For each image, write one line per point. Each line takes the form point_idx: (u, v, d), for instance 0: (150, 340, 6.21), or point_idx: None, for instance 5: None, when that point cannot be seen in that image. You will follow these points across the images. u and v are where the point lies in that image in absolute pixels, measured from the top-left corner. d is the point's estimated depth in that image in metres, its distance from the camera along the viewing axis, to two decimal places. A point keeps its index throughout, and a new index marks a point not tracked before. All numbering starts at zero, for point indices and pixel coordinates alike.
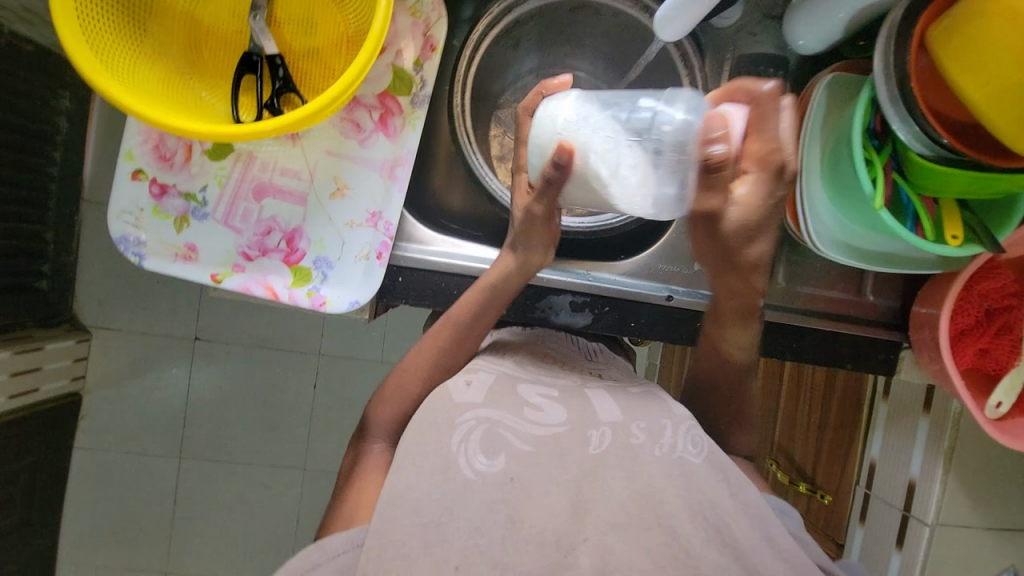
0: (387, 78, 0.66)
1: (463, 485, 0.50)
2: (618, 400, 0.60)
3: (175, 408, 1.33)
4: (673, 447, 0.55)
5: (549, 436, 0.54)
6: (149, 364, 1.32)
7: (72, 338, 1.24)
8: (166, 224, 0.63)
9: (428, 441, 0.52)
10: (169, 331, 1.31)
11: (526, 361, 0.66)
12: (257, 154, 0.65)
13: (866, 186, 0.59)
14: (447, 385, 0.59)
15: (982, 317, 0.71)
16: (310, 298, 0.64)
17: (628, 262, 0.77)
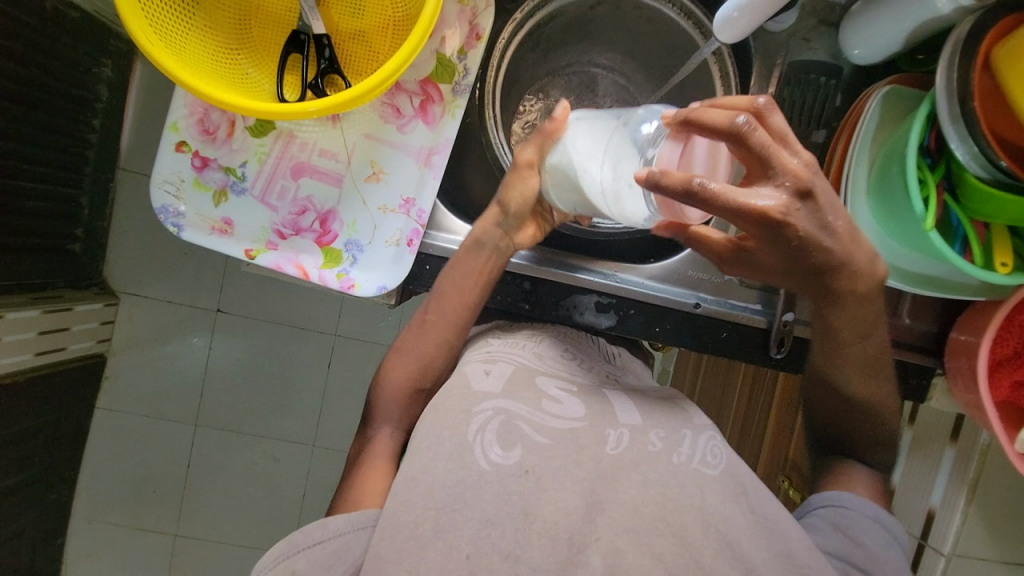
0: (430, 65, 0.65)
1: (478, 475, 0.49)
2: (639, 406, 0.60)
3: (193, 376, 1.37)
4: (691, 457, 0.54)
5: (568, 430, 0.54)
6: (172, 331, 1.35)
7: (101, 301, 1.27)
8: (205, 196, 0.64)
9: (445, 427, 0.53)
10: (193, 301, 1.34)
11: (547, 355, 0.66)
12: (297, 134, 0.65)
13: (917, 205, 0.57)
14: (467, 372, 0.60)
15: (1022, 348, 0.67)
16: (339, 280, 0.65)
17: (657, 266, 0.76)
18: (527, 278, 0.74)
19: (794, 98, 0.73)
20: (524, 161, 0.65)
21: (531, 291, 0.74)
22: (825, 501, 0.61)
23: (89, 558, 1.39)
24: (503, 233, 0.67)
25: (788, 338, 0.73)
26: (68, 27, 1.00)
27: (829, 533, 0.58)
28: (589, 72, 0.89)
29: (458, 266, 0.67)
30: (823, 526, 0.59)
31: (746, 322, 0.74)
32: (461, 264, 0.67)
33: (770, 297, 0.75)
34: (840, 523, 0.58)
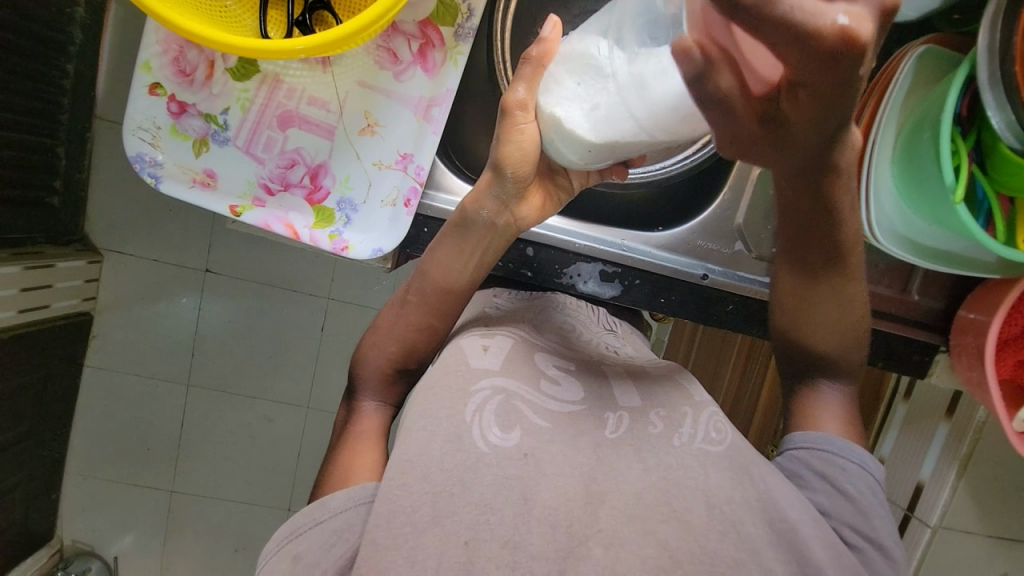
0: (430, 4, 0.58)
1: (476, 456, 0.47)
2: (638, 385, 0.57)
3: (183, 337, 1.34)
4: (693, 437, 0.52)
5: (565, 412, 0.52)
6: (159, 291, 1.31)
7: (85, 259, 1.22)
8: (184, 146, 0.59)
9: (440, 406, 0.50)
10: (179, 262, 1.29)
11: (545, 330, 0.64)
12: (284, 78, 0.60)
13: (948, 177, 0.54)
14: (463, 346, 0.57)
15: None
16: (331, 241, 0.61)
17: (666, 234, 0.72)
18: (529, 244, 0.70)
19: None
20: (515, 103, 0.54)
21: (533, 257, 0.70)
22: (806, 442, 0.59)
23: (86, 512, 1.40)
24: (501, 202, 0.59)
25: None
26: None
27: (818, 486, 0.55)
28: None
29: (447, 245, 0.62)
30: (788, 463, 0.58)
31: (754, 294, 0.72)
32: (447, 243, 0.62)
33: None
34: (825, 470, 0.56)
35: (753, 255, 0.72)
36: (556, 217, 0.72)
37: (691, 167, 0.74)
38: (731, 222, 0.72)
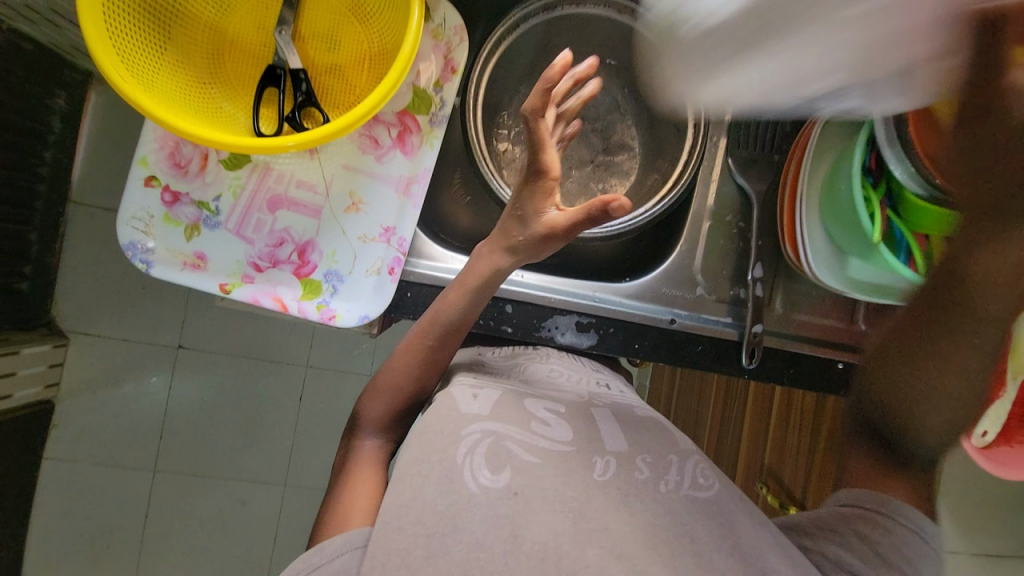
0: (407, 97, 0.66)
1: (466, 497, 0.49)
2: (626, 429, 0.60)
3: (153, 418, 1.29)
4: (680, 484, 0.55)
5: (557, 452, 0.54)
6: (130, 370, 1.28)
7: (50, 343, 1.19)
8: (177, 231, 0.63)
9: (432, 451, 0.52)
10: (152, 339, 1.28)
11: (533, 380, 0.67)
12: (274, 166, 0.64)
13: (866, 222, 0.62)
14: (453, 394, 0.58)
15: None
16: (319, 311, 0.64)
17: (634, 284, 0.78)
18: (508, 302, 0.74)
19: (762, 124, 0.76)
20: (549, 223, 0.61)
21: (512, 314, 0.74)
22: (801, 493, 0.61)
23: None
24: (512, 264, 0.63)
25: (757, 348, 0.76)
26: (20, 60, 0.95)
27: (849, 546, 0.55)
28: None
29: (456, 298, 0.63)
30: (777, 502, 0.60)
31: (719, 335, 0.78)
32: (456, 296, 0.64)
33: (739, 310, 0.79)
34: (864, 530, 0.56)
35: (716, 298, 0.79)
36: (532, 275, 0.77)
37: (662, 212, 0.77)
38: (689, 269, 0.79)
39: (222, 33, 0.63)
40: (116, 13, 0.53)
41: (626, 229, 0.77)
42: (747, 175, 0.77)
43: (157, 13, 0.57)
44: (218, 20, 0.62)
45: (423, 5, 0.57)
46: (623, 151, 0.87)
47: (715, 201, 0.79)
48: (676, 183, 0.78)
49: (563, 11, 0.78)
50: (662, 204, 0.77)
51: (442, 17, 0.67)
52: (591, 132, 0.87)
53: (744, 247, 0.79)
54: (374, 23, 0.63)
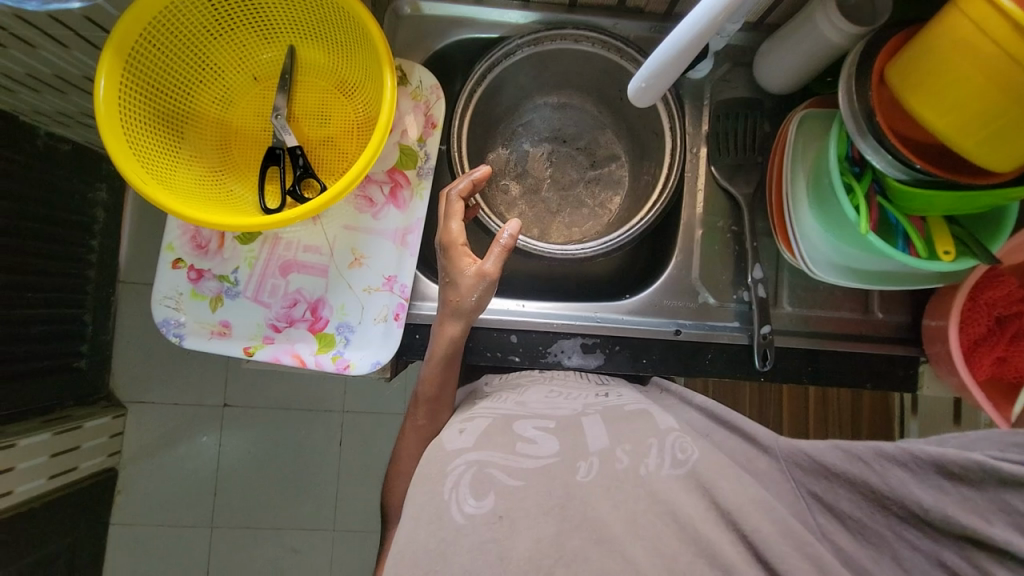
0: (394, 156, 0.71)
1: (454, 530, 0.51)
2: (609, 425, 0.61)
3: (206, 475, 1.36)
4: (662, 465, 0.56)
5: (541, 467, 0.56)
6: (181, 433, 1.36)
7: (109, 414, 1.29)
8: (202, 304, 0.69)
9: (423, 493, 0.55)
10: (200, 401, 1.36)
11: (529, 401, 0.66)
12: (282, 235, 0.70)
13: (850, 213, 0.61)
14: (442, 437, 0.61)
15: (993, 325, 0.71)
16: (334, 362, 0.69)
17: (634, 300, 0.79)
18: (512, 332, 0.77)
19: (735, 126, 0.79)
20: (474, 274, 0.64)
21: (517, 343, 0.77)
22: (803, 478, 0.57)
23: None
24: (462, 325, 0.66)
25: (770, 349, 0.76)
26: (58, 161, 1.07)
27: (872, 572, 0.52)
28: (543, 119, 0.91)
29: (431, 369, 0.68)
30: (794, 491, 0.57)
31: (728, 339, 0.78)
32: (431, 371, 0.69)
33: (747, 312, 0.79)
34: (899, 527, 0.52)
35: (719, 305, 0.79)
36: (534, 304, 0.79)
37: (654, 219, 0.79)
38: (687, 278, 0.79)
39: (227, 124, 0.71)
40: (133, 125, 0.61)
41: (620, 243, 0.79)
42: (731, 180, 0.78)
43: (170, 119, 0.66)
44: (224, 115, 0.71)
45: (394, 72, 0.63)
46: (612, 159, 0.91)
47: (704, 209, 0.80)
48: (663, 188, 0.78)
49: (528, 51, 0.79)
50: (656, 211, 0.78)
51: (418, 79, 0.73)
52: (575, 150, 0.92)
53: (740, 250, 0.79)
54: (358, 95, 0.70)
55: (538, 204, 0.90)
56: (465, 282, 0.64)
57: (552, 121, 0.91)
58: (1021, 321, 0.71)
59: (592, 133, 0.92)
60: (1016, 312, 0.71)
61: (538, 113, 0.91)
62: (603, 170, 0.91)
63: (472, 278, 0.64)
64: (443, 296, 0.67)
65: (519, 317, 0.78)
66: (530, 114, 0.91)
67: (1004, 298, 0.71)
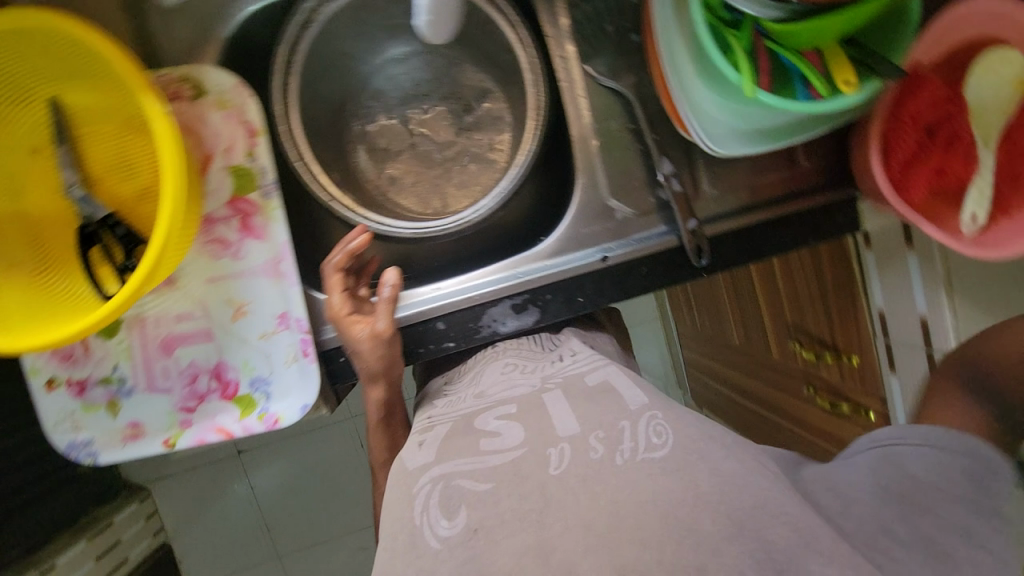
0: (229, 183, 0.62)
1: (431, 557, 0.48)
2: (577, 405, 0.56)
3: (251, 518, 1.40)
4: (635, 449, 0.49)
5: (507, 463, 0.51)
6: (213, 492, 1.37)
7: (133, 501, 1.29)
8: (100, 414, 0.64)
9: (395, 521, 0.52)
10: (215, 456, 1.37)
11: (487, 391, 0.64)
12: (146, 314, 0.63)
13: (732, 75, 0.52)
14: (402, 455, 0.59)
15: (923, 139, 0.65)
16: (262, 421, 0.65)
17: (552, 240, 0.73)
18: (438, 319, 0.72)
19: (591, 10, 0.69)
20: (372, 336, 0.63)
21: (447, 329, 0.72)
22: None
23: None
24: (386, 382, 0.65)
25: (703, 244, 0.71)
26: None
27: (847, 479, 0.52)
28: (389, 74, 0.81)
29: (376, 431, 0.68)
30: None
31: (658, 245, 0.72)
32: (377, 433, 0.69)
33: (670, 212, 0.72)
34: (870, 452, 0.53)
35: (640, 215, 0.72)
36: (450, 282, 0.73)
37: (527, 155, 0.72)
38: (597, 198, 0.72)
39: (24, 215, 0.59)
40: None
41: (511, 187, 0.72)
42: (614, 75, 0.69)
43: None
44: (15, 205, 0.59)
45: (158, 94, 0.52)
46: (485, 97, 0.82)
47: (592, 115, 0.70)
48: (536, 110, 0.71)
49: (323, 13, 0.68)
50: (536, 138, 0.71)
51: (215, 82, 0.60)
52: (439, 100, 0.82)
53: (644, 145, 0.71)
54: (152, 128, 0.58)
55: (428, 165, 0.83)
56: (366, 348, 0.63)
57: (399, 73, 0.81)
58: (952, 124, 0.64)
59: (451, 69, 0.81)
60: (944, 116, 0.64)
61: (379, 70, 0.81)
62: (482, 110, 0.82)
63: (371, 342, 0.63)
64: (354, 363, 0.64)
65: (439, 305, 0.72)
66: (373, 73, 0.80)
67: (927, 108, 0.64)
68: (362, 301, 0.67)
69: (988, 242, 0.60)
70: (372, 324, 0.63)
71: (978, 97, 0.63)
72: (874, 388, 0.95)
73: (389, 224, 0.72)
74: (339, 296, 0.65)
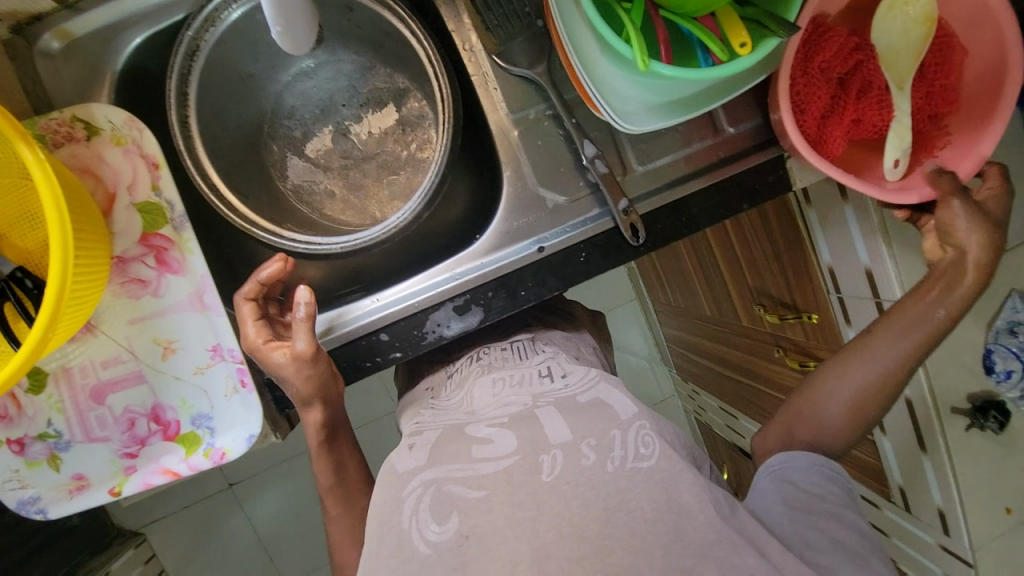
0: (137, 221, 0.60)
1: (416, 563, 0.50)
2: (569, 416, 0.58)
3: (250, 551, 1.39)
4: (626, 458, 0.53)
5: (500, 470, 0.53)
6: (207, 530, 1.36)
7: (131, 546, 1.26)
8: (42, 471, 0.62)
9: (383, 526, 0.53)
10: (202, 495, 1.35)
11: (478, 403, 0.65)
12: (70, 365, 0.61)
13: (626, 51, 0.52)
14: (393, 460, 0.60)
15: (836, 90, 0.65)
16: (209, 457, 0.63)
17: (487, 237, 0.72)
18: (381, 330, 0.71)
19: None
20: (294, 360, 0.61)
21: (391, 339, 0.71)
22: None
23: None
24: (320, 402, 0.63)
25: (637, 223, 0.71)
26: None
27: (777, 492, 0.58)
28: (306, 90, 0.80)
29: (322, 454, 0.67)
30: None
31: (591, 230, 0.71)
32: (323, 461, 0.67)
33: (601, 193, 0.72)
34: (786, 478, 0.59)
35: (571, 201, 0.72)
36: (387, 292, 0.72)
37: (443, 155, 0.70)
38: (527, 189, 0.71)
39: None
40: None
41: (435, 184, 0.70)
42: (525, 62, 0.68)
43: None
44: None
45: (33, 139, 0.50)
46: (413, 94, 0.81)
47: (510, 106, 0.70)
48: (443, 111, 0.69)
49: (211, 38, 0.67)
50: (447, 133, 0.69)
51: (107, 119, 0.59)
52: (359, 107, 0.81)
53: (565, 130, 0.70)
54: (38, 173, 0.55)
55: (356, 175, 0.81)
56: (290, 372, 0.61)
57: (313, 86, 0.80)
58: (862, 73, 0.64)
59: (367, 75, 0.80)
60: (854, 65, 0.64)
61: (292, 89, 0.80)
62: (404, 111, 0.81)
63: (293, 365, 0.61)
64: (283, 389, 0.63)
65: (379, 316, 0.71)
66: (286, 92, 0.79)
67: (839, 59, 0.63)
68: (280, 331, 0.66)
69: (907, 186, 0.62)
70: (292, 347, 0.61)
71: (891, 45, 0.63)
72: (837, 343, 0.95)
73: (314, 242, 0.69)
74: (254, 325, 0.63)
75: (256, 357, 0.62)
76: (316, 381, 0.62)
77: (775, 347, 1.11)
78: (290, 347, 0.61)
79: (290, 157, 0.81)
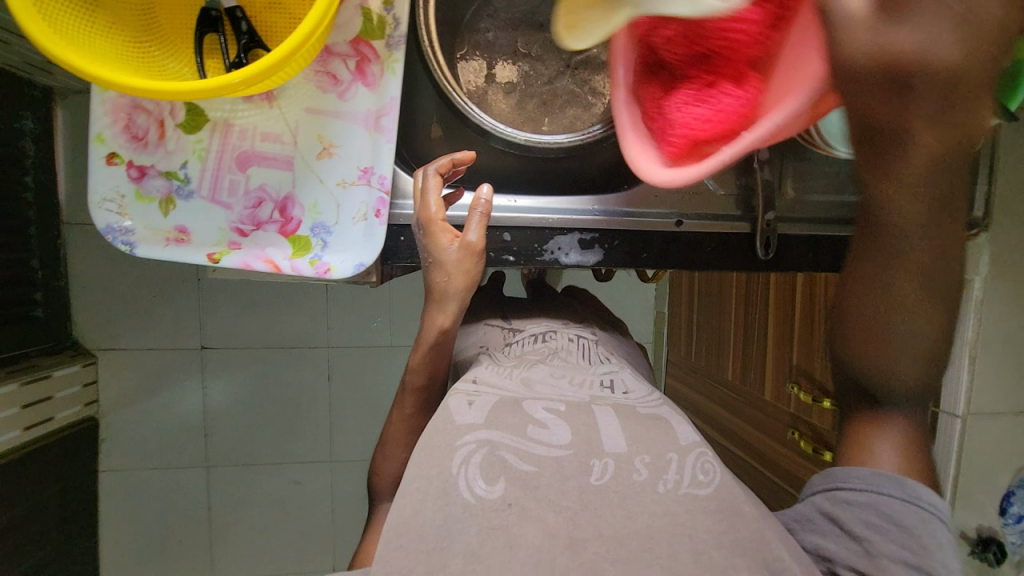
0: (357, 22, 0.61)
1: (462, 507, 0.47)
2: (626, 425, 0.55)
3: (194, 420, 1.32)
4: (679, 482, 0.49)
5: (551, 455, 0.50)
6: (161, 381, 1.30)
7: (79, 363, 1.20)
8: (151, 208, 0.61)
9: (431, 465, 0.50)
10: (175, 346, 1.29)
11: (534, 383, 0.62)
12: (234, 122, 0.61)
13: None
14: (448, 406, 0.57)
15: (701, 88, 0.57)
16: (313, 267, 0.62)
17: (632, 191, 0.74)
18: (505, 230, 0.72)
19: None
20: (463, 247, 0.63)
21: (512, 241, 0.72)
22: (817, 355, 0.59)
23: None
24: (459, 300, 0.65)
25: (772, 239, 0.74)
26: None
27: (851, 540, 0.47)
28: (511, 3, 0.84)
29: (420, 360, 0.67)
30: None
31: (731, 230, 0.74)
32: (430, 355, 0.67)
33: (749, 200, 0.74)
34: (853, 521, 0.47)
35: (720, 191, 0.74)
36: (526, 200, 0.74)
37: None
38: None
39: None
40: None
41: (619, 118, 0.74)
42: None
43: None
44: None
45: None
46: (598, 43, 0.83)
47: None
48: None
49: None
50: None
51: None
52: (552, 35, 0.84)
53: None
54: None
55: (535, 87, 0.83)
56: (451, 257, 0.63)
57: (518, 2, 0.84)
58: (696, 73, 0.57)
59: None
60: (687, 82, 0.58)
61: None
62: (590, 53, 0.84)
63: (459, 253, 0.63)
64: (430, 268, 0.64)
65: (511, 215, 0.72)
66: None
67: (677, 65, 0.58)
68: None
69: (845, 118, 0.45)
70: (466, 235, 0.63)
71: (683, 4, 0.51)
72: None
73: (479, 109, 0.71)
74: (436, 199, 0.63)
75: (426, 230, 0.63)
76: (469, 279, 0.64)
77: (790, 428, 1.13)
78: (465, 234, 0.63)
79: (469, 53, 0.83)
